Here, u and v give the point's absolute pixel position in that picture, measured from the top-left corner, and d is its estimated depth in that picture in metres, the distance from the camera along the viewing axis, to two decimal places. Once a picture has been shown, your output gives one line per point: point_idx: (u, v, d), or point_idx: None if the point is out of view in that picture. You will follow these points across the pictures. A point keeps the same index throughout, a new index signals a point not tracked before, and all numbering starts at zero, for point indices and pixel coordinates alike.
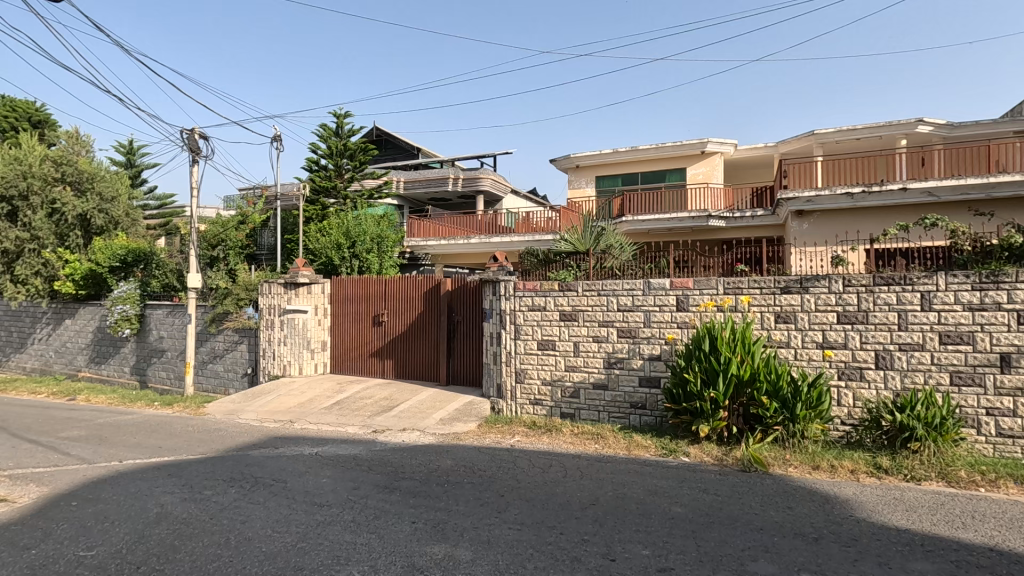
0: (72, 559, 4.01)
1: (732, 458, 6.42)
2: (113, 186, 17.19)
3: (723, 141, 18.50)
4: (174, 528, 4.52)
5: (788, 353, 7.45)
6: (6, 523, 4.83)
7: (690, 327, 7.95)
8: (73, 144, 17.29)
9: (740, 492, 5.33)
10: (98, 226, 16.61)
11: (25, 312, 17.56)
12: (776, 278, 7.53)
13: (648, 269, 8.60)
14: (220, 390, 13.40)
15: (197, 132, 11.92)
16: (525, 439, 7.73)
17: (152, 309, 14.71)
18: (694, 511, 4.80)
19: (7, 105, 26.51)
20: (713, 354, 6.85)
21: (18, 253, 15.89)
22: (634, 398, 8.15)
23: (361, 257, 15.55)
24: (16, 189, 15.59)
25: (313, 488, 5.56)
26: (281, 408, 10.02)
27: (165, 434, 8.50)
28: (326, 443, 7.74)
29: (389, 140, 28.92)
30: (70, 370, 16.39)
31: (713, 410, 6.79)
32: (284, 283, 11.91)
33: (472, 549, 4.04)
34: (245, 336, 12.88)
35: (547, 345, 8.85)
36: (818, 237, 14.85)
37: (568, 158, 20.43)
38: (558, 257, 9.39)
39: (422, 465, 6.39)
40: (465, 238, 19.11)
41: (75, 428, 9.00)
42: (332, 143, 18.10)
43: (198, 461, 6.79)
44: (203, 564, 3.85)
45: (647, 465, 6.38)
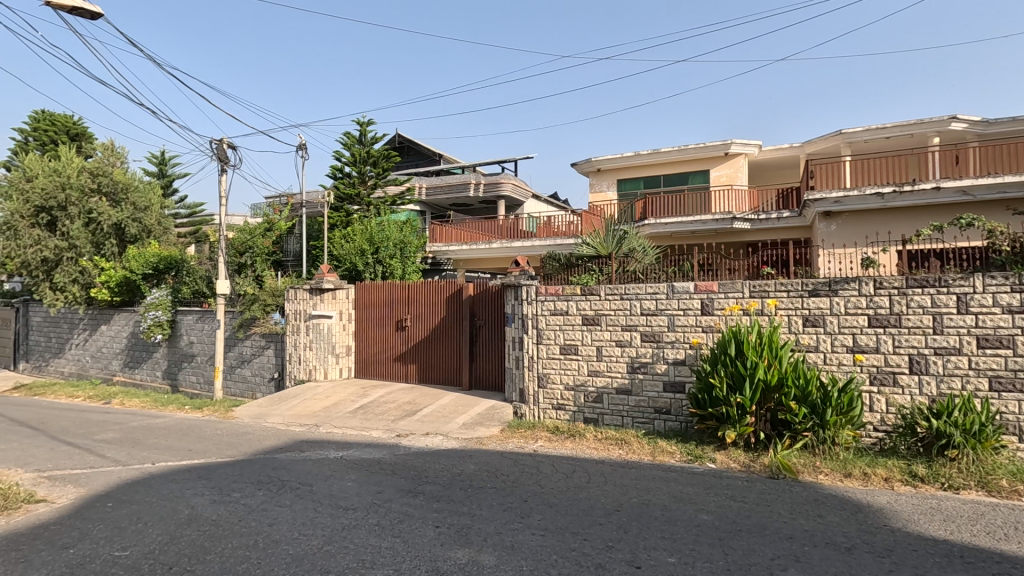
0: (107, 559, 4.12)
1: (760, 464, 6.29)
2: (146, 196, 17.71)
3: (747, 141, 18.23)
4: (205, 529, 4.63)
5: (817, 358, 7.27)
6: (46, 523, 5.01)
7: (715, 332, 7.83)
8: (109, 155, 17.85)
9: (768, 500, 5.22)
10: (132, 235, 17.10)
11: (64, 318, 18.19)
12: (804, 281, 7.38)
13: (671, 272, 8.35)
14: (247, 394, 13.68)
15: (225, 142, 12.22)
16: (548, 444, 7.70)
17: (183, 315, 15.10)
18: (721, 518, 4.72)
19: (48, 118, 27.51)
20: (739, 358, 6.74)
21: (57, 261, 16.46)
22: (658, 403, 8.07)
23: (384, 263, 15.74)
24: (56, 200, 16.17)
25: (338, 491, 5.63)
26: (307, 412, 10.18)
27: (195, 437, 8.72)
28: (351, 446, 7.83)
29: (411, 147, 29.23)
30: (106, 375, 16.92)
31: (740, 416, 6.67)
32: (309, 289, 12.12)
33: (496, 554, 4.03)
34: (272, 341, 13.13)
35: (569, 350, 8.82)
36: (847, 238, 14.55)
37: (590, 162, 20.36)
38: (580, 261, 9.36)
39: (446, 469, 6.42)
40: (487, 243, 19.18)
41: (110, 431, 9.30)
42: (356, 150, 18.30)
43: (227, 464, 6.94)
44: (232, 565, 3.91)
45: (672, 470, 6.30)
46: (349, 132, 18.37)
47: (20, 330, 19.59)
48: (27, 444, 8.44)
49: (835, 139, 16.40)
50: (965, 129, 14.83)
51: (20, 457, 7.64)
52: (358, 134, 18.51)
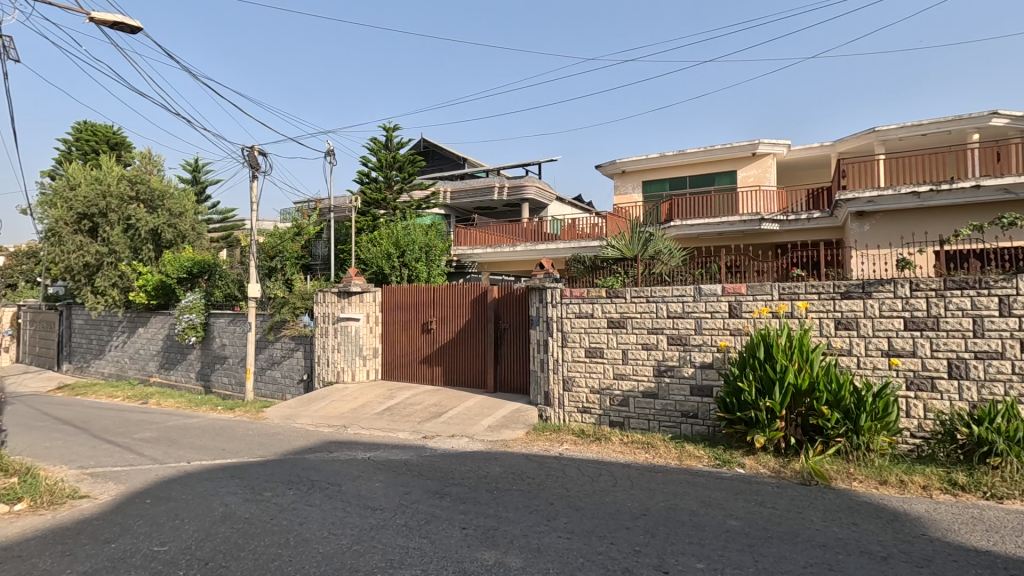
0: (147, 554, 4.26)
1: (790, 470, 6.17)
2: (181, 202, 18.24)
3: (776, 141, 17.87)
4: (238, 527, 4.74)
5: (850, 362, 7.10)
6: (90, 517, 5.21)
7: (743, 335, 7.70)
8: (146, 164, 18.48)
9: (799, 506, 5.11)
10: (168, 240, 17.65)
11: (104, 321, 18.84)
12: (836, 283, 7.22)
13: (698, 274, 8.27)
14: (277, 395, 13.97)
15: (256, 149, 12.54)
16: (573, 448, 7.69)
17: (216, 318, 15.51)
18: (751, 525, 4.65)
19: (89, 129, 28.62)
20: (768, 362, 6.60)
21: (98, 265, 17.13)
22: (685, 407, 7.97)
23: (410, 266, 15.93)
24: (97, 207, 16.82)
25: (366, 492, 5.72)
26: (335, 413, 10.37)
27: (227, 437, 8.96)
28: (378, 448, 7.94)
29: (436, 151, 29.53)
30: (143, 375, 17.51)
31: (769, 420, 6.54)
32: (338, 292, 12.33)
33: (522, 557, 4.04)
34: (302, 344, 13.38)
35: (595, 353, 8.77)
36: (881, 239, 14.17)
37: (614, 163, 20.23)
38: (605, 263, 9.30)
39: (471, 471, 6.46)
40: (511, 246, 19.23)
41: (148, 430, 9.61)
42: (382, 155, 18.59)
43: (259, 464, 7.10)
44: (265, 563, 4.01)
45: (700, 475, 6.22)
46: (375, 137, 18.64)
47: (63, 332, 20.39)
48: (71, 442, 8.79)
49: (868, 137, 15.98)
50: (1006, 124, 14.26)
51: (65, 454, 7.98)
52: (384, 139, 18.78)
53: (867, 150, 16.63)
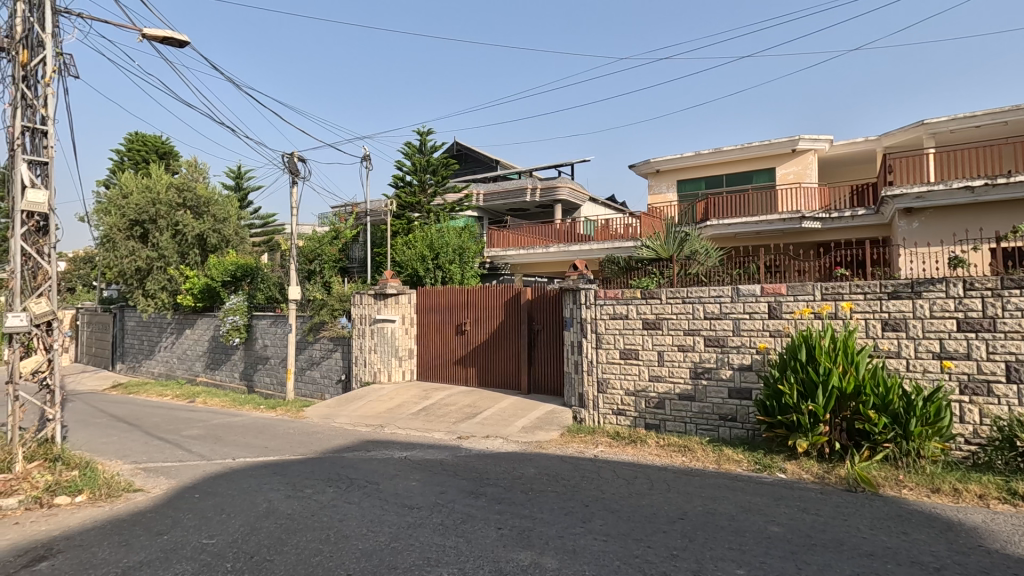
0: (197, 545, 4.44)
1: (835, 476, 5.97)
2: (225, 208, 18.93)
3: (817, 136, 17.31)
4: (281, 522, 4.89)
5: (899, 364, 6.82)
6: (144, 510, 5.47)
7: (784, 336, 7.50)
8: (193, 172, 19.23)
9: (845, 514, 4.94)
10: (213, 245, 18.37)
11: (153, 322, 19.69)
12: (883, 282, 6.95)
13: (736, 275, 8.10)
14: (317, 395, 14.31)
15: (295, 155, 12.90)
16: (608, 450, 7.63)
17: (258, 320, 16.01)
18: (793, 531, 4.51)
19: (140, 139, 29.97)
20: (811, 364, 6.42)
21: (149, 270, 17.90)
22: (723, 410, 7.81)
23: (444, 268, 16.09)
24: (148, 214, 17.57)
25: (403, 491, 5.80)
26: (372, 413, 10.55)
27: (270, 435, 9.24)
28: (414, 447, 8.05)
29: (469, 155, 29.81)
30: (190, 375, 18.22)
31: (812, 425, 6.35)
32: (374, 294, 12.59)
33: (558, 558, 4.04)
34: (340, 344, 13.68)
35: (630, 355, 8.68)
36: (931, 236, 13.59)
37: (648, 163, 19.99)
38: (640, 263, 9.20)
39: (506, 472, 6.49)
40: (544, 247, 19.21)
41: (195, 428, 9.99)
42: (416, 159, 18.88)
43: (300, 461, 7.31)
44: (307, 557, 4.12)
45: (739, 480, 6.08)
46: (409, 142, 18.92)
47: (117, 333, 21.40)
48: (125, 439, 9.23)
49: (916, 130, 15.35)
50: None
51: (120, 450, 8.38)
52: (419, 143, 19.05)
53: (915, 144, 15.96)
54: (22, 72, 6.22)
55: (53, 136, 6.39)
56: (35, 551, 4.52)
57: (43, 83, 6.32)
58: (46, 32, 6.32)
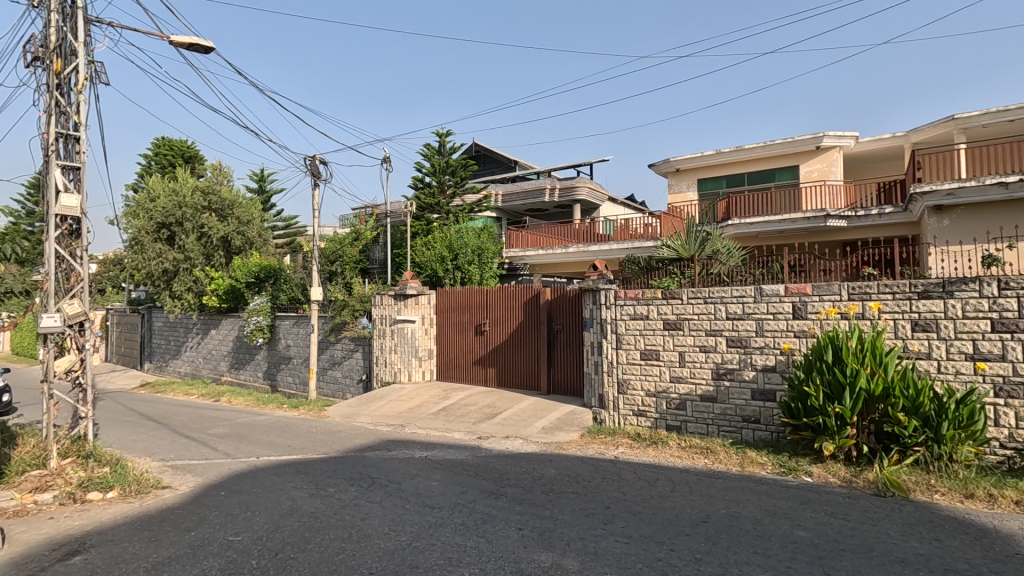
0: (223, 542, 4.52)
1: (863, 480, 5.84)
2: (249, 211, 19.27)
3: (842, 133, 16.93)
4: (305, 521, 4.95)
5: (929, 366, 6.64)
6: (172, 507, 5.58)
7: (809, 337, 7.36)
8: (217, 175, 19.59)
9: (875, 519, 4.83)
10: (237, 247, 18.71)
11: (180, 323, 20.12)
12: (913, 282, 6.78)
13: (760, 274, 7.99)
14: (338, 395, 14.48)
15: (317, 158, 13.07)
16: (629, 451, 7.58)
17: (281, 320, 16.25)
18: (821, 536, 4.43)
19: (167, 144, 30.63)
20: (837, 365, 6.29)
21: (175, 271, 18.27)
22: (746, 411, 7.71)
23: (463, 269, 16.16)
24: (174, 216, 17.92)
25: (424, 490, 5.83)
26: (393, 413, 10.63)
27: (293, 434, 9.37)
28: (435, 447, 8.09)
29: (488, 156, 29.89)
30: (215, 375, 18.56)
31: (839, 427, 6.21)
32: (394, 294, 12.70)
33: (580, 560, 4.02)
34: (361, 345, 13.82)
35: (650, 355, 8.60)
36: (962, 234, 13.21)
37: (668, 162, 19.82)
38: (660, 263, 9.12)
39: (527, 473, 6.49)
40: (563, 247, 19.15)
41: (220, 427, 10.18)
42: (435, 160, 18.96)
43: (322, 460, 7.40)
44: (330, 556, 4.16)
45: (764, 483, 5.98)
46: (429, 143, 19.02)
47: (145, 334, 21.93)
48: (154, 437, 9.44)
49: (946, 125, 14.93)
50: None
51: (149, 448, 8.58)
52: (438, 145, 19.15)
53: (945, 140, 15.53)
54: (56, 80, 6.41)
55: (85, 141, 6.57)
56: (69, 545, 4.65)
57: (76, 91, 6.50)
58: (78, 41, 6.51)
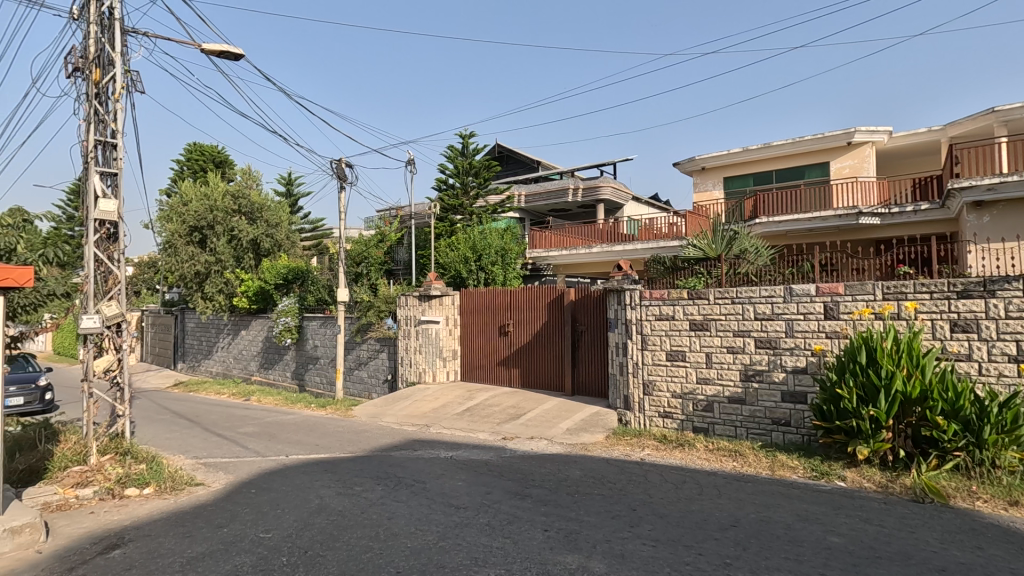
0: (254, 539, 4.61)
1: (900, 485, 5.65)
2: (278, 214, 19.64)
3: (875, 128, 16.46)
4: (332, 519, 5.02)
5: (970, 368, 6.41)
6: (206, 503, 5.73)
7: (841, 338, 7.18)
8: (247, 179, 20.02)
9: (912, 526, 4.67)
10: (266, 249, 19.08)
11: (212, 324, 20.63)
12: (952, 281, 6.55)
13: (789, 274, 7.79)
14: (364, 394, 14.67)
15: (343, 161, 13.25)
16: (655, 453, 7.50)
17: (309, 321, 16.55)
18: (855, 542, 4.30)
19: (198, 149, 31.48)
20: (872, 367, 6.11)
21: (207, 273, 18.72)
22: (776, 413, 7.55)
23: (486, 270, 16.21)
24: (206, 220, 18.36)
25: (449, 490, 5.86)
26: (418, 413, 10.71)
27: (321, 433, 9.52)
28: (460, 447, 8.13)
29: (511, 156, 29.92)
30: (246, 374, 18.99)
31: (874, 431, 6.04)
32: (419, 295, 12.82)
33: (606, 562, 3.99)
34: (386, 345, 13.98)
35: (676, 357, 8.49)
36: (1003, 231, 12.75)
37: (693, 161, 19.56)
38: (686, 263, 8.99)
39: (551, 474, 6.46)
40: (587, 247, 19.05)
41: (250, 425, 10.40)
42: (458, 162, 19.02)
43: (349, 459, 7.50)
44: (358, 554, 4.21)
45: (795, 487, 5.84)
46: (452, 145, 19.11)
47: (178, 334, 22.54)
48: (188, 435, 9.69)
49: (986, 118, 14.40)
50: None
51: (183, 445, 8.82)
52: (461, 146, 19.21)
53: (985, 133, 14.98)
54: (95, 89, 6.65)
55: (122, 148, 6.78)
56: (109, 539, 4.81)
57: (113, 100, 6.73)
58: (115, 51, 6.73)
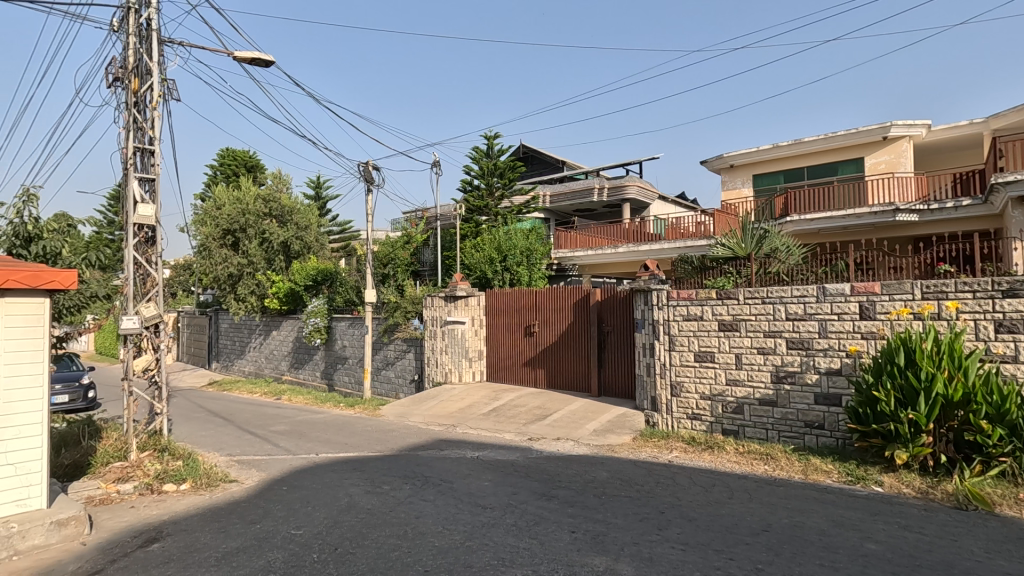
0: (286, 536, 4.70)
1: (941, 492, 5.46)
2: (307, 217, 20.03)
3: (912, 122, 15.96)
4: (361, 517, 5.09)
5: (1016, 371, 6.15)
6: (239, 500, 5.87)
7: (878, 338, 6.96)
8: (277, 183, 20.46)
9: (954, 534, 4.50)
10: (296, 251, 19.48)
11: (244, 325, 21.14)
12: (997, 279, 6.29)
13: (822, 273, 7.56)
14: (391, 394, 14.84)
15: (370, 164, 13.43)
16: (683, 455, 7.40)
17: (337, 321, 16.82)
18: (894, 550, 4.17)
19: (231, 154, 32.33)
20: (910, 369, 5.92)
21: (239, 275, 19.20)
22: (809, 416, 7.37)
23: (512, 270, 16.24)
24: (238, 223, 18.82)
25: (476, 490, 5.88)
26: (444, 413, 10.78)
27: (349, 432, 9.67)
28: (486, 448, 8.16)
29: (536, 157, 29.91)
30: (277, 373, 19.42)
31: (913, 435, 5.84)
32: (445, 296, 12.91)
33: (634, 565, 3.96)
34: (413, 346, 14.12)
35: (705, 357, 8.35)
36: None
37: (721, 158, 19.24)
38: (715, 263, 8.82)
39: (578, 475, 6.42)
40: (613, 247, 18.91)
41: (282, 424, 10.64)
42: (483, 163, 19.07)
43: (377, 458, 7.60)
44: (386, 552, 4.26)
45: (830, 492, 5.68)
46: (477, 146, 19.19)
47: (213, 335, 23.18)
48: (222, 433, 9.95)
49: None
50: None
51: (217, 443, 9.06)
52: (486, 148, 19.25)
53: None
54: (133, 98, 6.89)
55: (158, 154, 7.00)
56: (148, 533, 4.97)
57: (151, 108, 6.95)
58: (152, 61, 6.95)
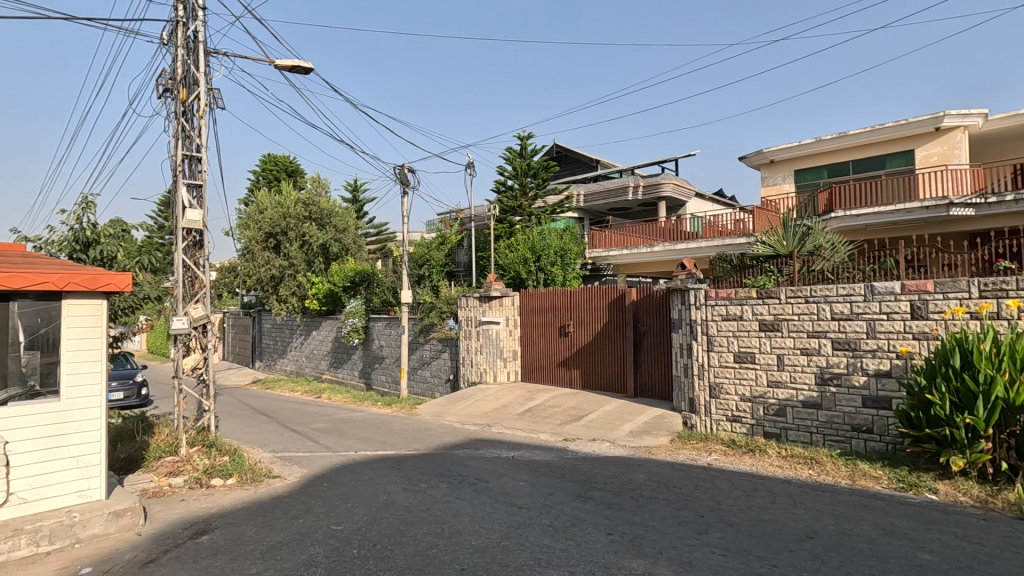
0: (327, 531, 4.82)
1: (1002, 501, 5.17)
2: (345, 219, 20.47)
3: (967, 111, 15.15)
4: (399, 514, 5.16)
5: None
6: (282, 495, 6.04)
7: (930, 339, 6.65)
8: (317, 187, 20.99)
9: (1017, 546, 4.25)
10: (335, 253, 19.94)
11: (286, 325, 21.76)
12: None
13: (869, 271, 7.28)
14: (427, 393, 15.02)
15: (405, 166, 13.63)
16: (723, 458, 7.23)
17: (374, 322, 17.15)
18: (950, 561, 3.97)
19: (272, 160, 33.35)
20: (967, 371, 5.62)
21: (281, 277, 19.77)
22: (856, 419, 7.10)
23: (546, 270, 16.21)
24: (280, 226, 19.37)
25: (512, 490, 5.89)
26: (479, 412, 10.84)
27: (387, 430, 9.84)
28: (521, 448, 8.16)
29: (569, 156, 29.80)
30: (317, 372, 19.92)
31: (970, 441, 5.56)
32: (479, 296, 12.99)
33: (673, 569, 3.89)
34: (448, 345, 14.26)
35: (745, 358, 8.14)
36: None
37: (761, 154, 18.73)
38: (755, 261, 8.59)
39: (614, 477, 6.36)
40: (648, 247, 18.65)
41: (322, 422, 10.90)
42: (517, 164, 19.09)
43: (414, 456, 7.69)
44: (424, 550, 4.31)
45: (880, 499, 5.46)
46: (510, 147, 19.23)
47: (256, 335, 23.95)
48: (265, 430, 10.27)
49: None
50: None
51: (261, 439, 9.36)
52: (519, 148, 19.25)
53: None
54: (182, 107, 7.19)
55: (205, 161, 7.27)
56: (198, 525, 5.17)
57: (198, 116, 7.23)
58: (199, 71, 7.22)
